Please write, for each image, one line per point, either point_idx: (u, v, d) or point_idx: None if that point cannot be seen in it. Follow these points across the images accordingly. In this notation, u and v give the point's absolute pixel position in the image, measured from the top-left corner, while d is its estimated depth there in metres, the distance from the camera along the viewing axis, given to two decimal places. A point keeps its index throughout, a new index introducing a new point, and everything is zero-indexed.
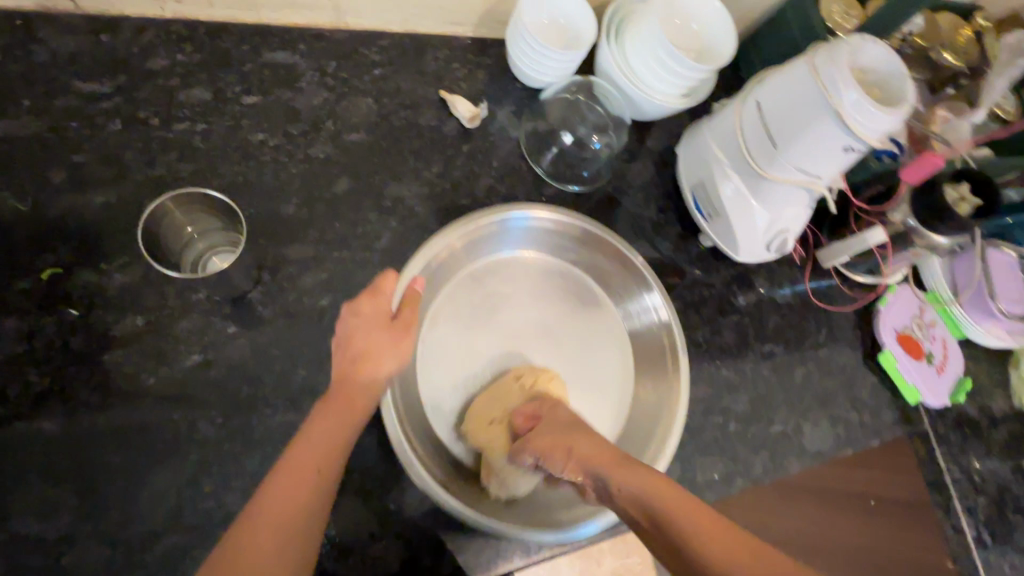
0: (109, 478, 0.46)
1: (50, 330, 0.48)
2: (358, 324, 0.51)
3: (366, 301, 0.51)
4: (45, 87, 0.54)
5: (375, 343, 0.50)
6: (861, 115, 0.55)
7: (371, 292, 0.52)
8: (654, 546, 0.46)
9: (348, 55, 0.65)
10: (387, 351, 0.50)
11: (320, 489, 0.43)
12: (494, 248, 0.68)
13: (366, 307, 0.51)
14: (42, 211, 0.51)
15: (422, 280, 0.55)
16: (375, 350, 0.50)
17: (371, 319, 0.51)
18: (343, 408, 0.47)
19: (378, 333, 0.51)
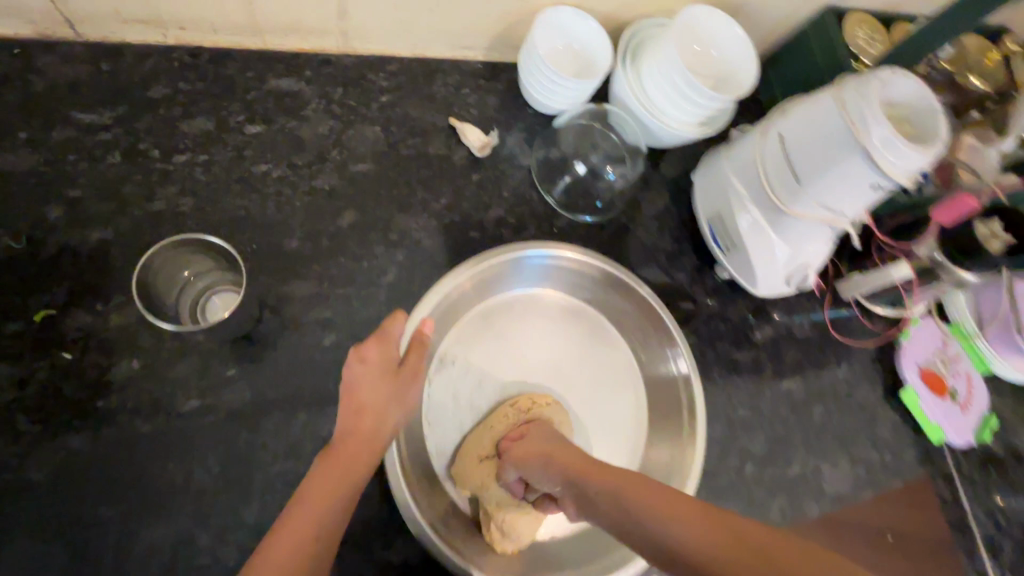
0: (103, 532, 0.45)
1: (43, 376, 0.46)
2: (364, 370, 0.48)
3: (372, 346, 0.49)
4: (43, 118, 0.52)
5: (381, 391, 0.48)
6: (891, 151, 0.52)
7: (377, 336, 0.50)
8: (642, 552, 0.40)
9: (355, 82, 0.63)
10: (393, 400, 0.49)
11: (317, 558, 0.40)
12: (510, 284, 0.66)
13: (372, 353, 0.49)
14: (38, 250, 0.49)
15: (431, 323, 0.53)
16: (381, 399, 0.48)
17: (377, 365, 0.49)
18: (347, 464, 0.45)
19: (384, 382, 0.49)
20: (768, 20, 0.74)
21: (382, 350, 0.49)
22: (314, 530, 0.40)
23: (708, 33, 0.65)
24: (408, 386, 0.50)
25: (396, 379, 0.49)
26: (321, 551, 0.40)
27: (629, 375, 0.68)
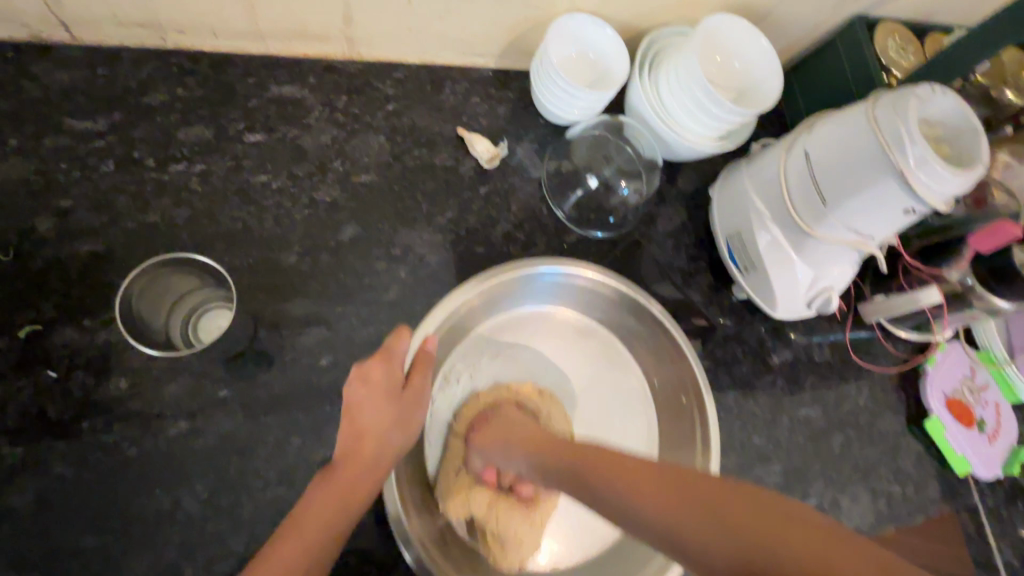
0: (85, 561, 0.43)
1: (26, 396, 0.44)
2: (367, 390, 0.47)
3: (376, 365, 0.47)
4: (35, 125, 0.50)
5: (381, 411, 0.46)
6: (928, 175, 0.49)
7: (381, 355, 0.47)
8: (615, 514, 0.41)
9: (360, 89, 0.61)
10: (395, 421, 0.47)
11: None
12: (520, 299, 0.63)
13: (376, 373, 0.47)
14: (26, 263, 0.47)
15: (435, 339, 0.50)
16: (382, 421, 0.46)
17: (380, 384, 0.47)
18: (345, 489, 0.43)
19: (385, 403, 0.47)
20: (794, 30, 0.70)
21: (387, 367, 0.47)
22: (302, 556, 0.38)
23: (731, 43, 0.62)
24: (410, 407, 0.48)
25: (398, 400, 0.48)
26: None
27: (640, 402, 0.65)
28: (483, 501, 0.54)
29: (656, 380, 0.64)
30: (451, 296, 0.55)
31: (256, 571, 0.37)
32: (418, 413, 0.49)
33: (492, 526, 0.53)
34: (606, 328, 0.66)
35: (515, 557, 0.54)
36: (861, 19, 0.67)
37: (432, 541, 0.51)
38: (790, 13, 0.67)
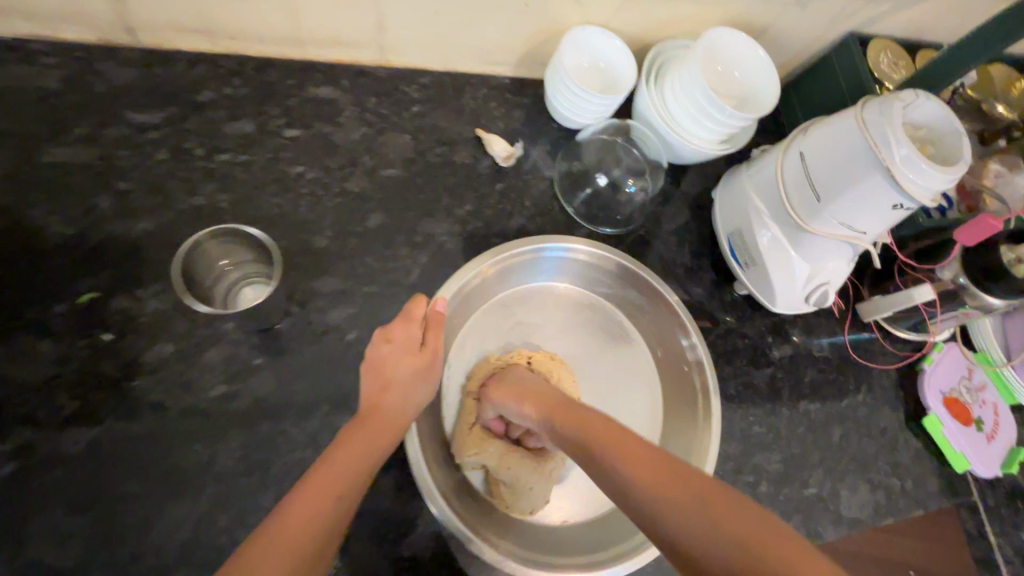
0: (128, 507, 0.46)
1: (83, 355, 0.49)
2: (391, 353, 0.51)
3: (399, 331, 0.52)
4: (99, 116, 0.56)
5: (405, 369, 0.51)
6: (913, 171, 0.53)
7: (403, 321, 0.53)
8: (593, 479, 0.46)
9: (389, 92, 0.66)
10: (415, 377, 0.51)
11: (341, 513, 0.41)
12: (535, 275, 0.69)
13: (398, 332, 0.52)
14: (86, 236, 0.52)
15: (443, 301, 0.55)
16: (404, 377, 0.51)
17: (403, 348, 0.51)
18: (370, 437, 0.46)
19: (409, 361, 0.51)
20: (792, 46, 0.75)
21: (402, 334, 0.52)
22: (341, 486, 0.42)
23: (731, 54, 0.67)
24: (426, 369, 0.52)
25: (417, 361, 0.52)
26: (345, 507, 0.41)
27: (643, 370, 0.69)
28: (497, 452, 0.58)
29: (658, 350, 0.70)
30: (463, 273, 0.60)
31: (298, 496, 0.40)
32: (432, 375, 0.53)
33: (505, 475, 0.57)
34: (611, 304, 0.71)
35: (525, 505, 0.57)
36: (854, 36, 0.72)
37: (451, 491, 0.56)
38: (788, 30, 0.72)
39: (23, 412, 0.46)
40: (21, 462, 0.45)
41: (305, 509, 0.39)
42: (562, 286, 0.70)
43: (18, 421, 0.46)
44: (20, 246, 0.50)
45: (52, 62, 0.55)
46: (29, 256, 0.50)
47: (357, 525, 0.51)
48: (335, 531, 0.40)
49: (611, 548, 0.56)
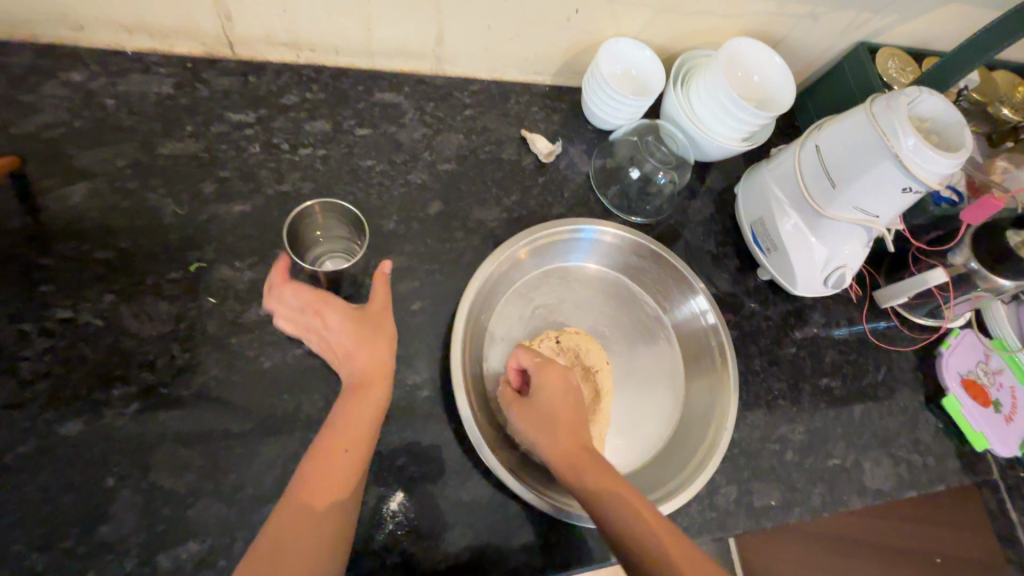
0: (230, 444, 0.53)
1: (192, 314, 0.57)
2: (312, 327, 0.53)
3: (327, 314, 0.51)
4: (203, 116, 0.65)
5: (346, 337, 0.51)
6: (920, 158, 0.58)
7: (317, 302, 0.52)
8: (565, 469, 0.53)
9: (444, 98, 0.75)
10: (372, 336, 0.52)
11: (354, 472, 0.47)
12: (559, 256, 0.74)
13: (328, 317, 0.52)
14: (194, 216, 0.61)
15: (388, 263, 0.52)
16: (361, 343, 0.51)
17: (332, 321, 0.52)
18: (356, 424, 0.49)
19: (346, 330, 0.52)
20: (806, 55, 0.82)
21: (311, 311, 0.52)
22: (343, 461, 0.47)
23: (751, 60, 0.74)
24: (375, 329, 0.52)
25: (365, 322, 0.52)
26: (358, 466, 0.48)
27: (660, 334, 0.74)
28: None
29: (675, 316, 0.75)
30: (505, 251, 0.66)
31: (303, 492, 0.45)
32: (386, 332, 0.53)
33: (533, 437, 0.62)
34: (629, 276, 0.76)
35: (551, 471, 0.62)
36: (863, 44, 0.79)
37: (501, 447, 0.62)
38: (802, 42, 0.79)
39: (144, 360, 0.54)
40: (143, 402, 0.53)
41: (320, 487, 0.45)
42: (582, 267, 0.75)
43: (141, 368, 0.54)
44: (141, 222, 0.59)
45: (165, 71, 0.65)
46: (148, 231, 0.59)
47: (422, 469, 0.58)
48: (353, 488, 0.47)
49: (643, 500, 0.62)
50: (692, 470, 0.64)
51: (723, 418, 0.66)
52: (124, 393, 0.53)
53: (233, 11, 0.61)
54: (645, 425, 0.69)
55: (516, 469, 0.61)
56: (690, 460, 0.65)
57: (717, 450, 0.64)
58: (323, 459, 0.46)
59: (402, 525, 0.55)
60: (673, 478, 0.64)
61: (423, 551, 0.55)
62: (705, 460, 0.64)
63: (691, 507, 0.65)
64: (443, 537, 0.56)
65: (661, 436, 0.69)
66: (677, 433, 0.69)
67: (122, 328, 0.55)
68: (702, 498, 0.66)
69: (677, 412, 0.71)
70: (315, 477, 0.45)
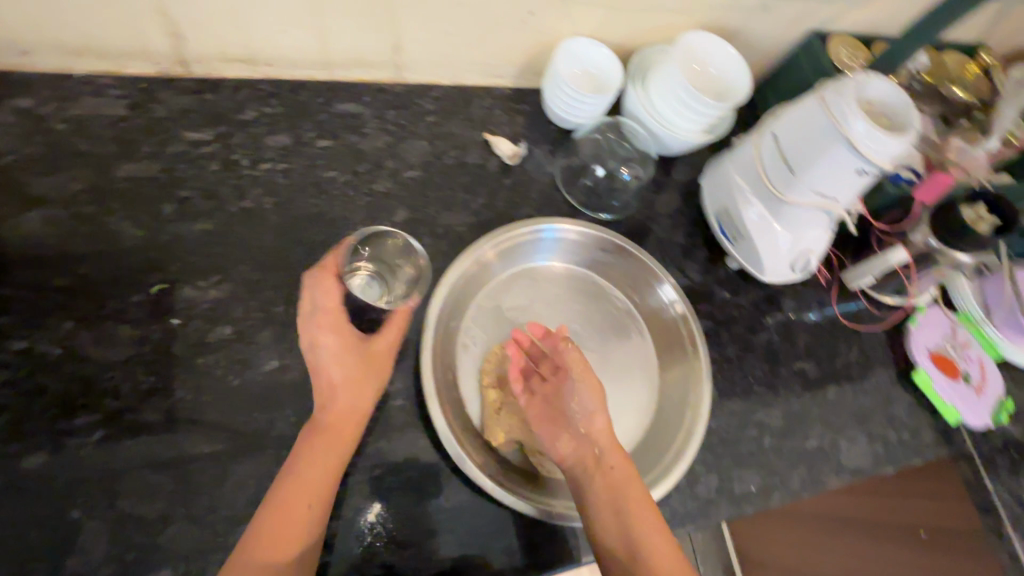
0: (201, 467, 0.52)
1: (157, 336, 0.56)
2: (313, 328, 0.53)
3: (330, 334, 0.52)
4: (160, 136, 0.64)
5: (339, 362, 0.52)
6: (872, 142, 0.59)
7: (329, 319, 0.53)
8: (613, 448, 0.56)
9: (406, 105, 0.75)
10: (365, 377, 0.53)
11: (314, 525, 0.48)
12: (525, 256, 0.74)
13: (327, 340, 0.53)
14: (155, 237, 0.60)
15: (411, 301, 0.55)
16: (348, 381, 0.52)
17: (333, 343, 0.53)
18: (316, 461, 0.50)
19: (341, 356, 0.53)
20: (761, 47, 0.84)
21: (325, 320, 0.53)
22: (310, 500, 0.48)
23: (706, 53, 0.75)
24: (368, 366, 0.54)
25: (365, 359, 0.54)
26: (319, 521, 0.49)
27: (631, 326, 0.75)
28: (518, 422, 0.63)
29: (646, 308, 0.75)
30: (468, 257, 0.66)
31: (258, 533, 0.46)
32: (379, 367, 0.54)
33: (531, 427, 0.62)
34: (597, 271, 0.76)
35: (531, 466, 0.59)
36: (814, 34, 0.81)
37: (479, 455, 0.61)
38: (755, 34, 0.81)
39: (108, 386, 0.53)
40: (109, 429, 0.52)
41: (282, 537, 0.46)
42: (551, 265, 0.75)
43: (105, 395, 0.53)
44: (99, 247, 0.58)
45: (118, 92, 0.64)
46: (107, 255, 0.58)
47: (399, 479, 0.57)
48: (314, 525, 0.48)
49: None
50: (672, 458, 0.65)
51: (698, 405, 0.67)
52: (88, 421, 0.52)
53: (183, 28, 0.60)
54: (623, 418, 0.70)
55: (496, 473, 0.60)
56: (667, 449, 0.66)
57: (693, 438, 0.65)
58: (287, 507, 0.47)
59: (381, 537, 0.55)
60: (652, 469, 0.65)
61: (405, 560, 0.54)
62: (682, 449, 0.65)
63: (673, 498, 0.65)
64: (424, 544, 0.55)
65: (639, 429, 0.70)
66: (654, 423, 0.70)
67: (83, 355, 0.54)
68: (683, 487, 0.66)
69: (654, 402, 0.72)
70: (278, 526, 0.46)
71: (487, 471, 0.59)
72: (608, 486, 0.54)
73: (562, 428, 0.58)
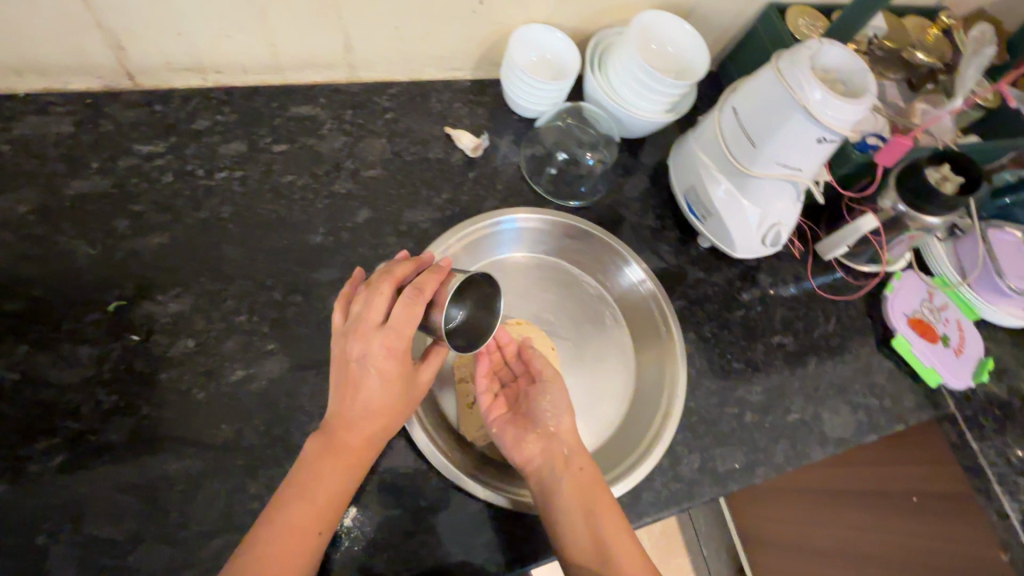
0: (168, 484, 0.51)
1: (116, 354, 0.55)
2: (378, 345, 0.48)
3: (391, 360, 0.48)
4: (110, 151, 0.63)
5: (385, 389, 0.49)
6: (830, 110, 0.58)
7: (397, 344, 0.48)
8: (579, 448, 0.59)
9: (362, 104, 0.74)
10: (399, 408, 0.51)
11: (315, 552, 0.46)
12: (491, 251, 0.76)
13: (387, 366, 0.48)
14: (109, 254, 0.59)
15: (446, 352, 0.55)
16: (383, 408, 0.49)
17: (389, 369, 0.49)
18: (315, 481, 0.47)
19: (390, 384, 0.49)
20: (720, 23, 0.83)
21: (392, 342, 0.48)
22: (318, 527, 0.46)
23: (664, 33, 0.75)
24: (407, 399, 0.51)
25: (404, 392, 0.51)
26: (317, 548, 0.46)
27: (602, 309, 0.78)
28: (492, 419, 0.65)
29: (618, 292, 0.78)
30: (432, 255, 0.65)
31: (247, 560, 0.43)
32: (411, 400, 0.52)
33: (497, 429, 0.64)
34: (564, 259, 0.79)
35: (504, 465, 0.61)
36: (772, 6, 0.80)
37: (456, 452, 0.62)
38: (713, 10, 0.80)
39: (68, 408, 0.52)
40: (71, 451, 0.51)
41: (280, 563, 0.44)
42: (519, 257, 0.78)
43: (65, 418, 0.52)
44: (52, 268, 0.57)
45: (64, 109, 0.63)
46: (61, 276, 0.57)
47: (374, 482, 0.56)
48: (313, 548, 0.46)
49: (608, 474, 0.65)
50: (651, 439, 0.66)
51: (674, 380, 0.69)
52: (50, 444, 0.51)
53: (125, 40, 0.59)
54: (602, 403, 0.72)
55: (473, 470, 0.61)
56: (647, 429, 0.68)
57: (672, 413, 0.67)
58: (284, 532, 0.45)
59: (358, 541, 0.54)
60: (634, 451, 0.66)
61: (383, 563, 0.53)
62: (661, 428, 0.66)
63: (656, 481, 0.64)
64: (402, 546, 0.54)
65: (618, 411, 0.72)
66: (632, 403, 0.73)
67: (42, 378, 0.53)
68: (666, 470, 0.65)
69: (631, 383, 0.74)
70: (274, 553, 0.44)
71: (464, 469, 0.60)
72: (578, 484, 0.56)
73: (529, 428, 0.60)
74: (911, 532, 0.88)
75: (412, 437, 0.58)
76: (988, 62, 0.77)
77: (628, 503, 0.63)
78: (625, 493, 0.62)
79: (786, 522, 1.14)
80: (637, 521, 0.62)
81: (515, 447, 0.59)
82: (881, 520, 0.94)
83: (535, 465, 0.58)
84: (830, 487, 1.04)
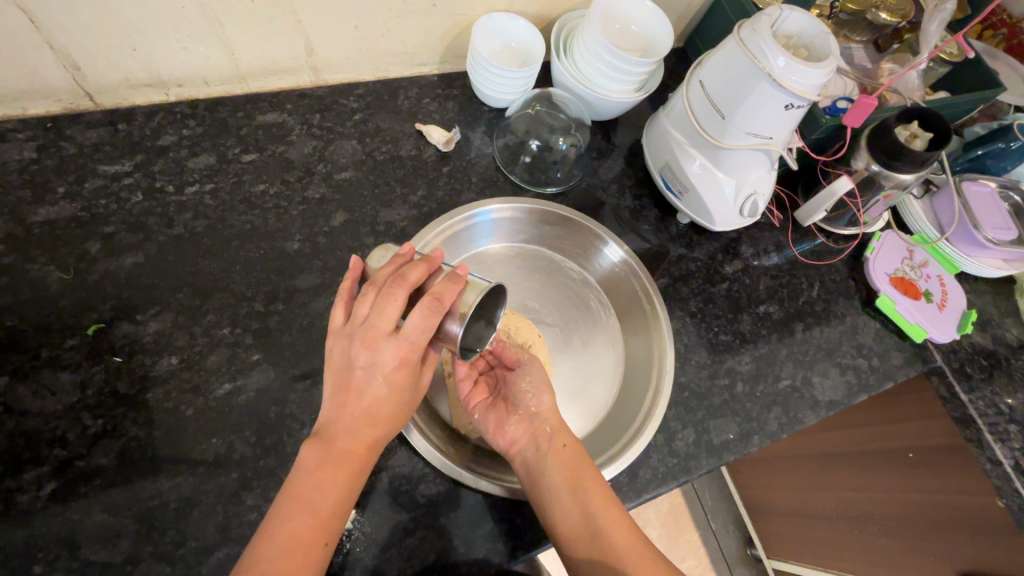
0: (163, 502, 0.51)
1: (100, 378, 0.55)
2: (389, 356, 0.46)
3: (404, 372, 0.47)
4: (75, 174, 0.62)
5: (392, 398, 0.48)
6: (798, 76, 0.57)
7: (411, 357, 0.47)
8: (561, 426, 0.61)
9: (330, 107, 0.73)
10: (400, 412, 0.50)
11: (321, 561, 0.46)
12: (470, 244, 0.76)
13: (400, 377, 0.47)
14: (83, 278, 0.58)
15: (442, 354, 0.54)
16: (385, 415, 0.48)
17: (398, 377, 0.47)
18: (315, 495, 0.46)
19: (397, 393, 0.48)
20: None
21: (404, 352, 0.46)
22: (323, 538, 0.46)
23: (626, 11, 0.74)
24: (411, 401, 0.51)
25: (411, 395, 0.50)
26: (324, 557, 0.46)
27: (587, 293, 0.79)
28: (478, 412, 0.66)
29: (600, 274, 0.79)
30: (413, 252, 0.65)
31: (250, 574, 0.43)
32: (414, 401, 0.51)
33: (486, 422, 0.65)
34: (545, 245, 0.79)
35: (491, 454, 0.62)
36: None
37: (451, 449, 0.62)
38: None
39: (55, 436, 0.52)
40: (60, 479, 0.50)
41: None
42: (500, 248, 0.79)
43: (53, 445, 0.51)
44: (27, 296, 0.56)
45: (24, 135, 0.62)
46: (35, 305, 0.56)
47: (371, 484, 0.56)
48: (318, 556, 0.45)
49: (603, 456, 0.65)
50: (644, 416, 0.67)
51: (662, 356, 0.70)
52: (38, 473, 0.50)
53: (79, 60, 0.58)
54: (592, 386, 0.73)
55: (468, 464, 0.61)
56: (640, 406, 0.68)
57: (664, 387, 0.67)
58: (288, 546, 0.44)
59: (359, 543, 0.54)
60: (628, 429, 0.67)
61: (387, 562, 0.53)
62: (653, 403, 0.67)
63: (652, 458, 0.65)
64: (403, 544, 0.54)
65: (610, 392, 0.73)
66: (623, 382, 0.73)
67: (23, 409, 0.52)
68: (661, 447, 0.66)
69: (621, 363, 0.75)
70: (278, 566, 0.43)
71: (460, 464, 0.60)
72: (563, 459, 0.58)
73: (511, 412, 0.62)
74: (913, 491, 0.89)
75: (406, 437, 0.58)
76: (951, 16, 0.70)
77: (626, 481, 0.63)
78: (622, 472, 0.63)
79: (792, 489, 1.16)
80: (636, 498, 0.62)
81: (499, 430, 0.61)
82: (882, 480, 0.94)
83: (521, 445, 0.60)
84: (832, 451, 1.04)
